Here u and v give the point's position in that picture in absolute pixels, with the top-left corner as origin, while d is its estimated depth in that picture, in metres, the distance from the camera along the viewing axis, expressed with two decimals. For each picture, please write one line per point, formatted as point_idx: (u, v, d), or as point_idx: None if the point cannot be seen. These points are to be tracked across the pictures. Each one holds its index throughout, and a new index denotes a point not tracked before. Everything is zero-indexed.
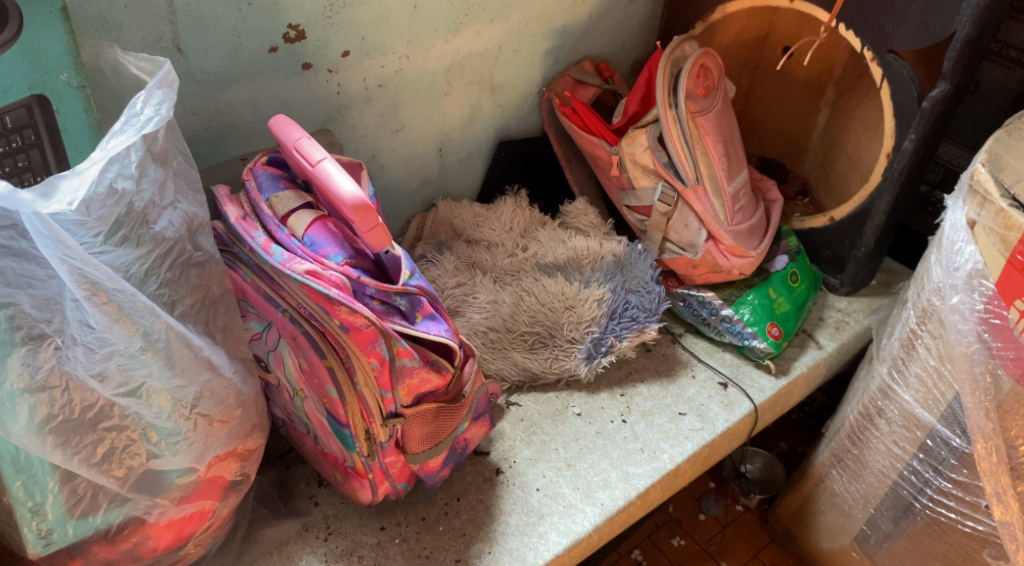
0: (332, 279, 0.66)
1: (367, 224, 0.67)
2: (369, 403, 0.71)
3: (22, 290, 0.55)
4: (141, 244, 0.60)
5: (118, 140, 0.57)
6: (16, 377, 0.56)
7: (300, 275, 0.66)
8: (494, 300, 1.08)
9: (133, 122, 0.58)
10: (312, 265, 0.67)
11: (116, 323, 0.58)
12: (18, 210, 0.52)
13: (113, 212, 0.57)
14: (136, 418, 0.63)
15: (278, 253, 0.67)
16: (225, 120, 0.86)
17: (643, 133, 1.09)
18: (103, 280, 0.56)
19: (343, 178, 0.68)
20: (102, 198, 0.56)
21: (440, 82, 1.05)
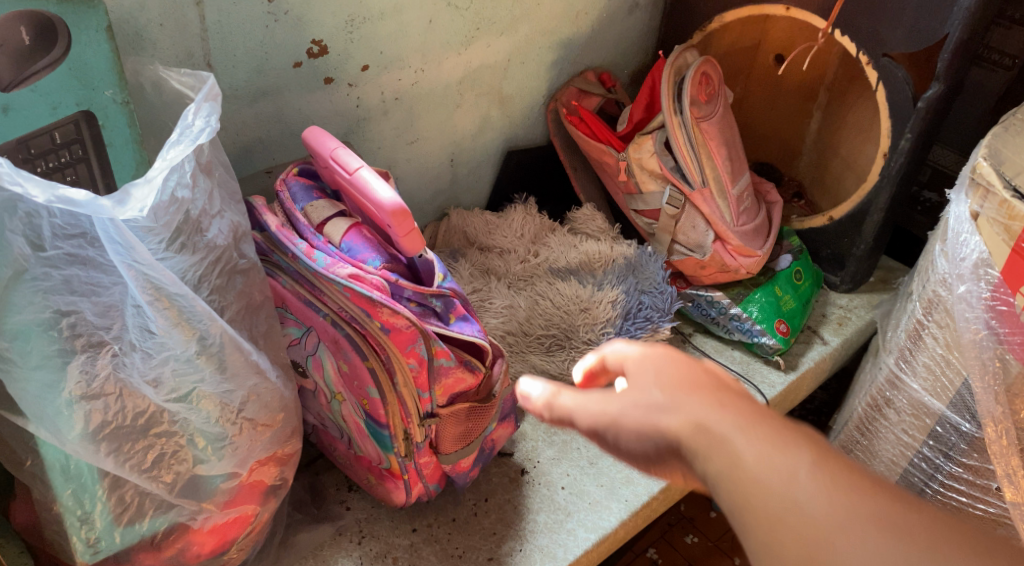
0: (373, 283, 0.69)
1: (403, 228, 0.70)
2: (407, 404, 0.73)
3: (85, 299, 0.57)
4: (196, 251, 0.62)
5: (177, 150, 0.58)
6: (74, 385, 0.57)
7: (344, 279, 0.68)
8: (510, 305, 1.10)
9: (189, 132, 0.60)
10: (354, 269, 0.68)
11: (175, 327, 0.60)
12: (99, 216, 0.54)
13: (173, 219, 0.59)
14: (184, 424, 0.65)
15: (320, 259, 0.69)
16: (252, 135, 0.88)
17: (649, 139, 1.12)
18: (164, 286, 0.58)
19: (380, 185, 0.71)
20: (165, 207, 0.58)
21: (453, 94, 1.08)
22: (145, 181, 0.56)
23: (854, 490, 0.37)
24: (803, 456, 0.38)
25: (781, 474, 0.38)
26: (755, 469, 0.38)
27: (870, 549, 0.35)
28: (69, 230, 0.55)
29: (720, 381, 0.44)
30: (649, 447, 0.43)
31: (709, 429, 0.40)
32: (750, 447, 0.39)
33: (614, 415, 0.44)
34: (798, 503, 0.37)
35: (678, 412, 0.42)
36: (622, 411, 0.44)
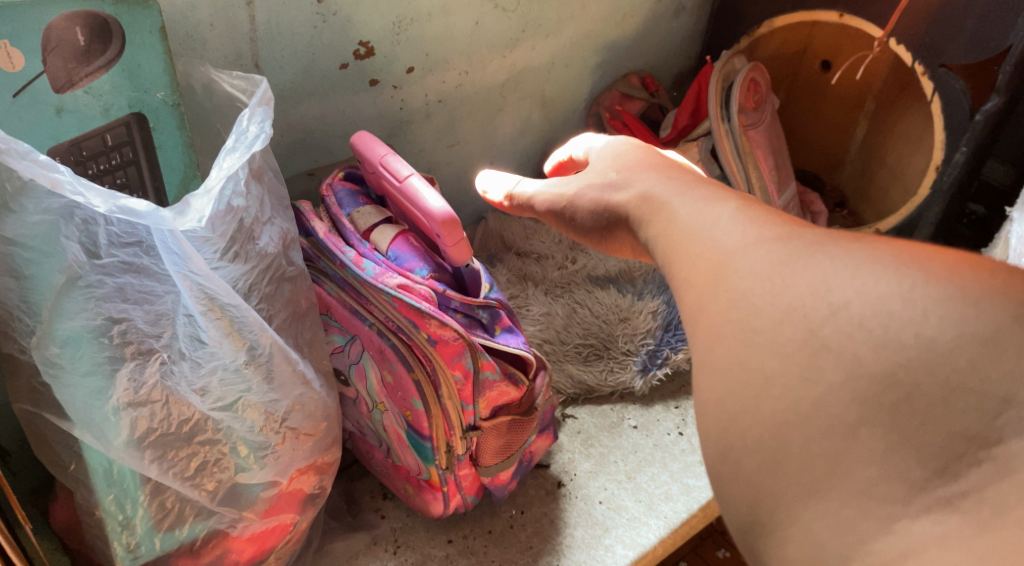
0: (422, 294, 0.67)
1: (453, 239, 0.68)
2: (451, 416, 0.72)
3: (138, 307, 0.56)
4: (248, 260, 0.61)
5: (232, 159, 0.57)
6: (122, 391, 0.56)
7: (393, 289, 0.66)
8: (548, 313, 1.08)
9: (244, 138, 0.59)
10: (403, 279, 0.67)
11: (226, 337, 0.59)
12: (158, 229, 0.53)
13: (229, 227, 0.58)
14: (228, 433, 0.64)
15: (369, 268, 0.68)
16: (296, 136, 0.86)
17: (694, 146, 1.11)
18: (218, 296, 0.57)
19: (431, 195, 0.69)
20: (220, 216, 0.57)
21: (496, 97, 1.06)
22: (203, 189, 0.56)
23: (763, 225, 0.45)
24: (729, 209, 0.48)
25: (709, 219, 0.48)
26: (687, 220, 0.49)
27: (762, 252, 0.43)
28: (125, 237, 0.55)
29: (673, 163, 0.59)
30: (600, 218, 0.60)
31: (651, 193, 0.55)
32: (684, 209, 0.50)
33: (572, 197, 0.63)
34: (711, 238, 0.46)
35: (630, 192, 0.56)
36: (579, 193, 0.62)
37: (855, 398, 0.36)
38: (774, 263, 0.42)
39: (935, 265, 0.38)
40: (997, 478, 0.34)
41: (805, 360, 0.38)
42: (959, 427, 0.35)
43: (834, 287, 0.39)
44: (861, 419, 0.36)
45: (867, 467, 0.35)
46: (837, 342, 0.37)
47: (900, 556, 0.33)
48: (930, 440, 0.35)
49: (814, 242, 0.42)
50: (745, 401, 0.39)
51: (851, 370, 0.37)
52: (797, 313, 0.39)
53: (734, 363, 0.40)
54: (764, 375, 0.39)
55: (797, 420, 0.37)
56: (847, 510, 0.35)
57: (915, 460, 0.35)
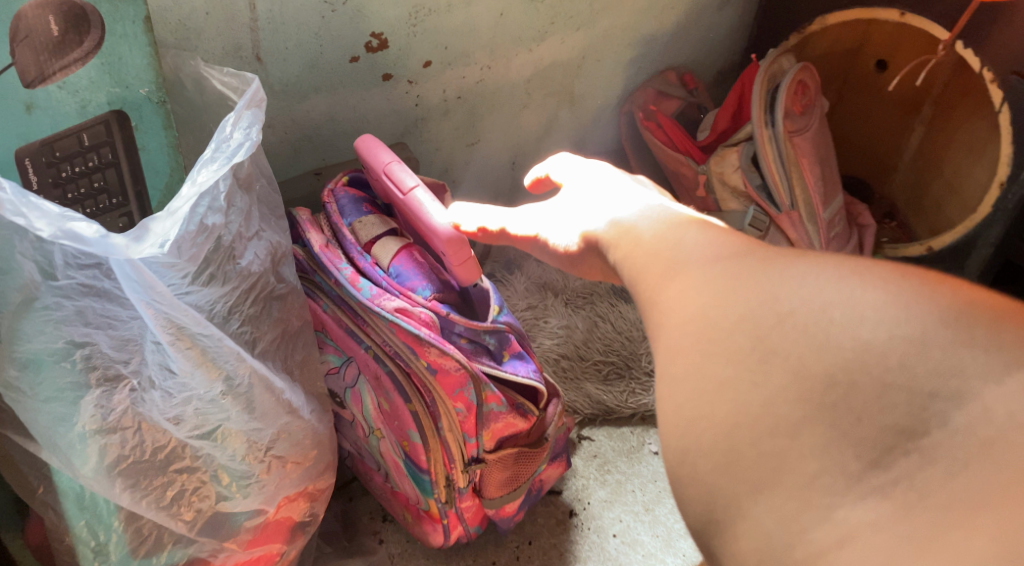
0: (422, 318, 0.62)
1: (459, 257, 0.62)
2: (451, 449, 0.66)
3: (102, 331, 0.51)
4: (226, 281, 0.55)
5: (208, 172, 0.51)
6: (88, 418, 0.52)
7: (390, 313, 0.61)
8: (567, 326, 1.01)
9: (224, 149, 0.53)
10: (401, 302, 0.61)
11: (199, 368, 0.53)
12: (110, 255, 0.46)
13: (203, 247, 0.52)
14: (208, 460, 0.59)
15: (366, 288, 0.62)
16: (302, 134, 0.81)
17: (734, 152, 1.04)
18: (191, 325, 0.51)
19: (438, 209, 0.63)
20: (192, 237, 0.51)
21: (520, 93, 0.99)
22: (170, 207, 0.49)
23: (725, 244, 0.43)
24: (694, 226, 0.46)
25: (671, 236, 0.46)
26: (650, 234, 0.47)
27: (718, 269, 0.41)
28: (83, 259, 0.49)
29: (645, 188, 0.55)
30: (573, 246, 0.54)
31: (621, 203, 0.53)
32: (649, 223, 0.48)
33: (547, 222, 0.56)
34: (673, 251, 0.44)
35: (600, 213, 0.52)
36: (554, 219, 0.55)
37: (799, 398, 0.33)
38: (731, 275, 0.40)
39: (988, 317, 0.32)
40: (931, 471, 0.29)
41: (756, 364, 0.35)
42: (894, 421, 0.31)
43: (784, 295, 0.37)
44: (803, 418, 0.33)
45: (808, 460, 0.32)
46: (782, 345, 0.35)
47: (836, 544, 0.30)
48: (866, 434, 0.31)
49: (780, 257, 0.40)
50: (701, 407, 0.36)
51: (796, 372, 0.34)
52: (747, 322, 0.37)
53: (687, 373, 0.37)
54: (713, 383, 0.36)
55: (742, 422, 0.34)
56: (790, 503, 0.31)
57: (851, 451, 0.31)
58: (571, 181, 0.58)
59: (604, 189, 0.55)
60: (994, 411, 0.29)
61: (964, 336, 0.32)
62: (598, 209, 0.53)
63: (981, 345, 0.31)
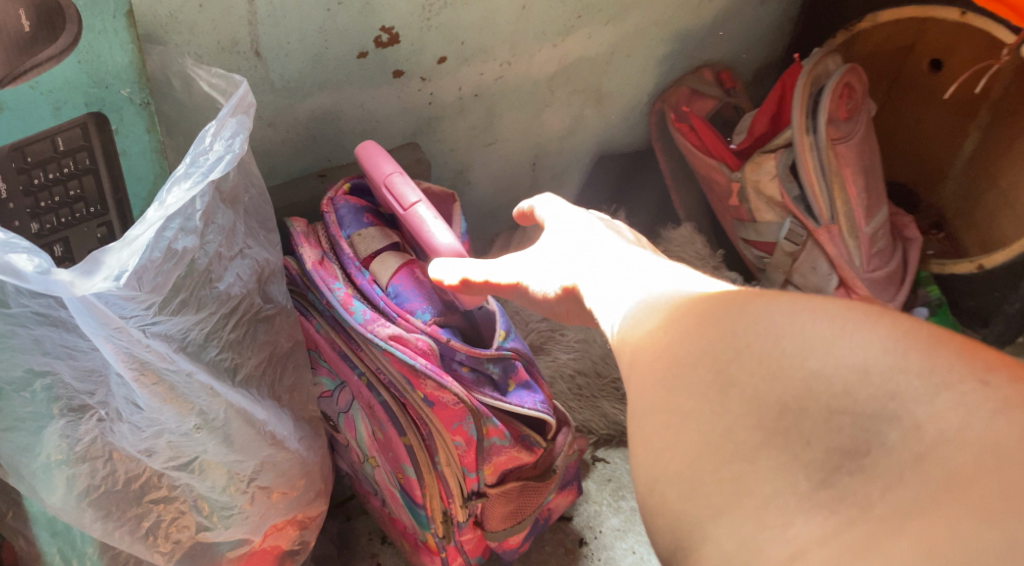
0: (418, 347, 0.57)
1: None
2: (449, 484, 0.61)
3: (62, 360, 0.47)
4: (201, 307, 0.49)
5: (178, 196, 0.44)
6: (53, 449, 0.48)
7: (384, 341, 0.56)
8: (585, 340, 0.95)
9: (200, 164, 0.47)
10: (396, 329, 0.57)
11: (167, 403, 0.46)
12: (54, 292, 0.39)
13: (173, 275, 0.45)
14: (186, 490, 0.55)
15: (359, 312, 0.57)
16: (305, 133, 0.76)
17: (772, 158, 0.96)
18: (160, 362, 0.45)
19: (440, 227, 0.59)
20: (159, 264, 0.44)
21: (543, 91, 0.92)
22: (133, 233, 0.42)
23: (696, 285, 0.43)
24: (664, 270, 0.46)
25: (642, 274, 0.46)
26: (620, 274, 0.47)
27: (684, 307, 0.40)
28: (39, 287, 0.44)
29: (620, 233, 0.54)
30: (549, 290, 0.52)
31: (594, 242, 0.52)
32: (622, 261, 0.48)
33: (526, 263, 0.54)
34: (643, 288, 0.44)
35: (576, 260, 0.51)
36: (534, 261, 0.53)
37: (756, 424, 0.33)
38: (698, 329, 0.38)
39: None
40: (871, 487, 0.30)
41: (715, 395, 0.34)
42: (840, 442, 0.31)
43: (743, 329, 0.36)
44: (762, 444, 0.32)
45: (763, 483, 0.31)
46: (742, 378, 0.34)
47: (788, 560, 0.29)
48: (814, 455, 0.31)
49: (748, 303, 0.38)
50: (668, 438, 0.35)
51: (754, 402, 0.33)
52: (708, 355, 0.36)
53: (654, 406, 0.37)
54: (679, 414, 0.35)
55: (704, 446, 0.33)
56: (749, 524, 0.30)
57: (801, 472, 0.31)
58: (557, 220, 0.56)
59: (602, 246, 0.51)
60: (925, 431, 0.30)
61: (901, 362, 0.32)
62: (599, 274, 0.48)
63: (914, 370, 0.32)
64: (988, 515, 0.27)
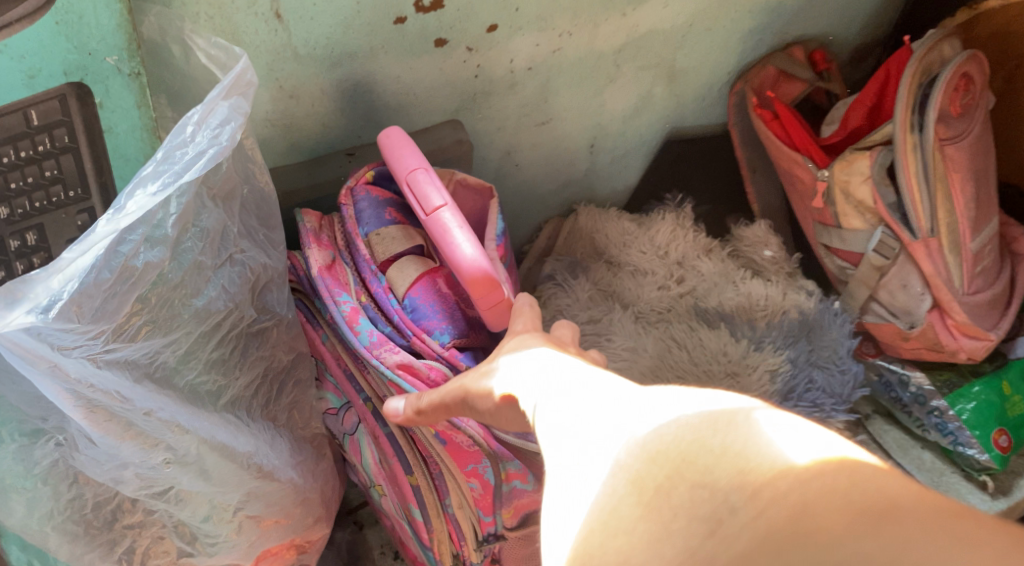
0: (431, 377, 0.51)
1: (486, 300, 0.52)
2: (461, 528, 0.54)
3: (7, 385, 0.45)
4: (175, 327, 0.47)
5: (136, 202, 0.43)
6: (7, 472, 0.45)
7: (391, 370, 0.50)
8: (634, 348, 0.85)
9: (174, 160, 0.45)
10: (405, 356, 0.51)
11: (125, 438, 0.44)
12: None
13: (132, 294, 0.44)
14: (165, 515, 0.49)
15: (364, 333, 0.51)
16: (332, 106, 0.67)
17: (865, 157, 0.83)
18: (109, 400, 0.43)
19: (464, 236, 0.52)
20: (109, 285, 0.43)
21: (608, 65, 0.81)
22: (67, 256, 0.41)
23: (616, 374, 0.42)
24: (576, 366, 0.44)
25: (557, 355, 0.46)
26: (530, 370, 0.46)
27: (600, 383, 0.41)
28: None
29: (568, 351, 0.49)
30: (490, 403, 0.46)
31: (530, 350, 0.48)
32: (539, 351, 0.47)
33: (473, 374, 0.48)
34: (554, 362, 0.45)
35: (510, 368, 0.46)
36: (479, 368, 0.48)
37: (635, 499, 0.32)
38: (597, 450, 0.36)
39: None
40: (718, 545, 0.29)
41: (603, 475, 0.34)
42: (700, 511, 0.30)
43: (639, 406, 0.36)
44: (638, 514, 0.32)
45: (637, 555, 0.31)
46: (625, 450, 0.34)
47: None
48: (679, 524, 0.31)
49: (649, 430, 0.35)
50: (567, 524, 0.34)
51: (632, 474, 0.33)
52: (604, 429, 0.36)
53: (557, 483, 0.37)
54: (577, 493, 0.35)
55: (590, 527, 0.33)
56: None
57: (668, 543, 0.30)
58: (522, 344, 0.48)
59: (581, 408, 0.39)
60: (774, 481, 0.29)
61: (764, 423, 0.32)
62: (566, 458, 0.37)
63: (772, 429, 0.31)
64: (788, 547, 0.27)
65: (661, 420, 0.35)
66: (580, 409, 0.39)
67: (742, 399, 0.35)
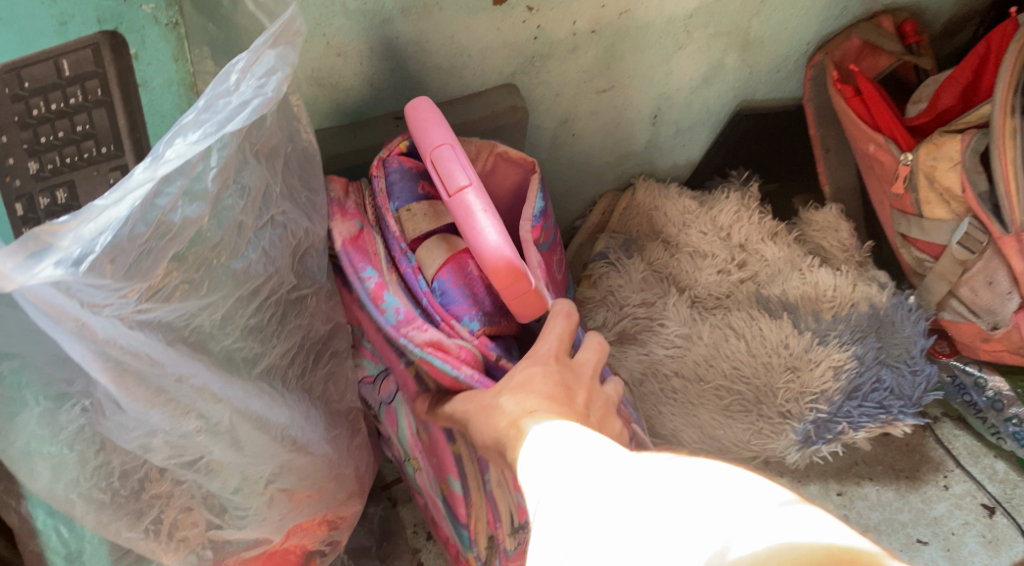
0: (462, 356, 0.49)
1: (512, 291, 0.50)
2: (499, 507, 0.53)
3: (31, 345, 0.42)
4: (212, 289, 0.46)
5: (175, 151, 0.41)
6: (36, 434, 0.44)
7: (419, 348, 0.49)
8: (687, 336, 0.82)
9: (217, 109, 0.43)
10: (433, 334, 0.49)
11: (154, 406, 0.43)
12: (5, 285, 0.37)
13: (168, 252, 0.43)
14: (194, 485, 0.48)
15: (389, 312, 0.50)
16: (382, 66, 0.64)
17: (956, 141, 0.76)
18: (139, 363, 0.42)
19: (489, 218, 0.50)
20: (144, 241, 0.42)
21: (678, 31, 0.75)
22: (100, 204, 0.40)
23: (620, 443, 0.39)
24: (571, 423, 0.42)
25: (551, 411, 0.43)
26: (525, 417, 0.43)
27: (598, 441, 0.38)
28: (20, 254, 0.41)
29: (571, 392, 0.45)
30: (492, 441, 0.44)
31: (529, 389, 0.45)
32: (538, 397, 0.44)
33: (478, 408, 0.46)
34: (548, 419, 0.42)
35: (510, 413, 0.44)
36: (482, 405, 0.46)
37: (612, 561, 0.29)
38: (580, 509, 0.32)
39: None
40: None
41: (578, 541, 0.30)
42: None
43: (630, 466, 0.33)
44: None
45: None
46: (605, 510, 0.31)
47: None
48: None
49: (637, 488, 0.31)
50: None
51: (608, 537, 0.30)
52: (590, 484, 0.33)
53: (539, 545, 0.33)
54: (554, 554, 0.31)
55: None
56: None
57: None
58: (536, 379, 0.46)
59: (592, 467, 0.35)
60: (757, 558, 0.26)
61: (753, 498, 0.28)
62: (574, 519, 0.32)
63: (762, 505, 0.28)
64: None
65: (655, 481, 0.31)
66: (604, 480, 0.33)
67: (838, 533, 0.26)
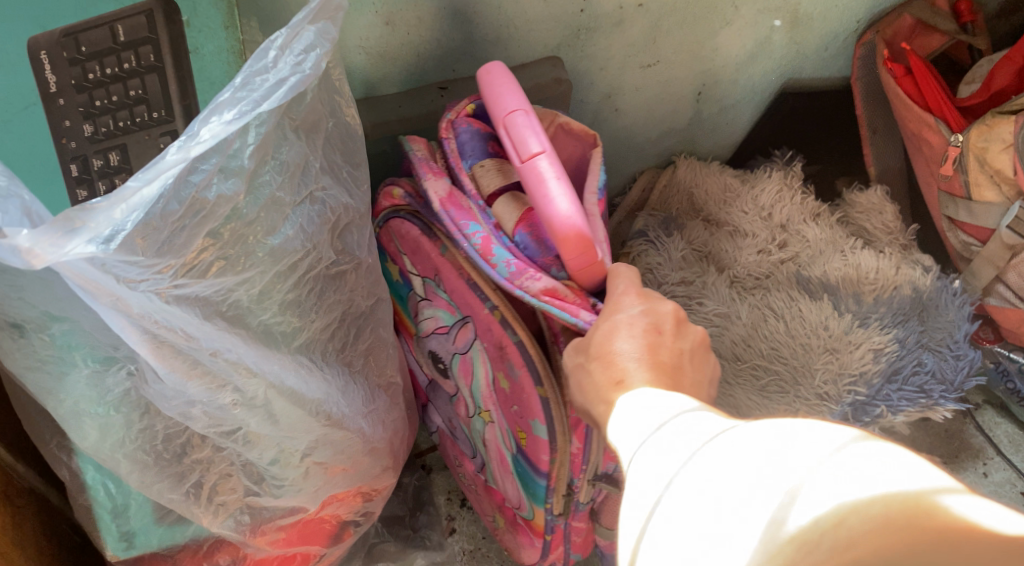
0: (578, 302, 0.50)
1: (578, 260, 0.49)
2: (590, 451, 0.55)
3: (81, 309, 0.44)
4: (248, 265, 0.46)
5: (208, 131, 0.42)
6: (89, 392, 0.46)
7: (537, 297, 0.50)
8: (726, 315, 0.80)
9: (252, 87, 0.44)
10: (548, 282, 0.50)
11: (191, 378, 0.44)
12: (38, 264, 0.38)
13: (203, 228, 0.44)
14: (233, 455, 0.50)
15: (500, 264, 0.51)
16: (428, 36, 0.64)
17: (1010, 123, 0.74)
18: (175, 337, 0.43)
19: (563, 186, 0.49)
20: (177, 218, 0.43)
21: (726, 7, 0.74)
22: (133, 185, 0.40)
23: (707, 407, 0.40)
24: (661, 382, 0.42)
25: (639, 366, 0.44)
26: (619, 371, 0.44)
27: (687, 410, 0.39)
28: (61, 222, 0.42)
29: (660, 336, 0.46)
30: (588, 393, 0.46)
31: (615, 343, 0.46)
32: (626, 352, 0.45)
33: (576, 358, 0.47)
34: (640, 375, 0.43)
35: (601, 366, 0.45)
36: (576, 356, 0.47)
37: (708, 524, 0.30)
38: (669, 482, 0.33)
39: None
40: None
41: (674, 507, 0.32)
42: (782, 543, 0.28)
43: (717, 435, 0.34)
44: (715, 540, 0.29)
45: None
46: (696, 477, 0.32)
47: None
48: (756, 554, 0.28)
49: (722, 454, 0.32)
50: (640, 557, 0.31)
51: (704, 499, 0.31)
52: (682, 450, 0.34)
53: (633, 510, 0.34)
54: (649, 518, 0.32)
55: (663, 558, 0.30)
56: None
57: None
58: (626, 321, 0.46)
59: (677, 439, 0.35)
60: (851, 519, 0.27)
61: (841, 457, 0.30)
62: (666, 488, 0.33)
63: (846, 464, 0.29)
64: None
65: (742, 446, 0.32)
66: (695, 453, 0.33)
67: (911, 478, 0.28)
